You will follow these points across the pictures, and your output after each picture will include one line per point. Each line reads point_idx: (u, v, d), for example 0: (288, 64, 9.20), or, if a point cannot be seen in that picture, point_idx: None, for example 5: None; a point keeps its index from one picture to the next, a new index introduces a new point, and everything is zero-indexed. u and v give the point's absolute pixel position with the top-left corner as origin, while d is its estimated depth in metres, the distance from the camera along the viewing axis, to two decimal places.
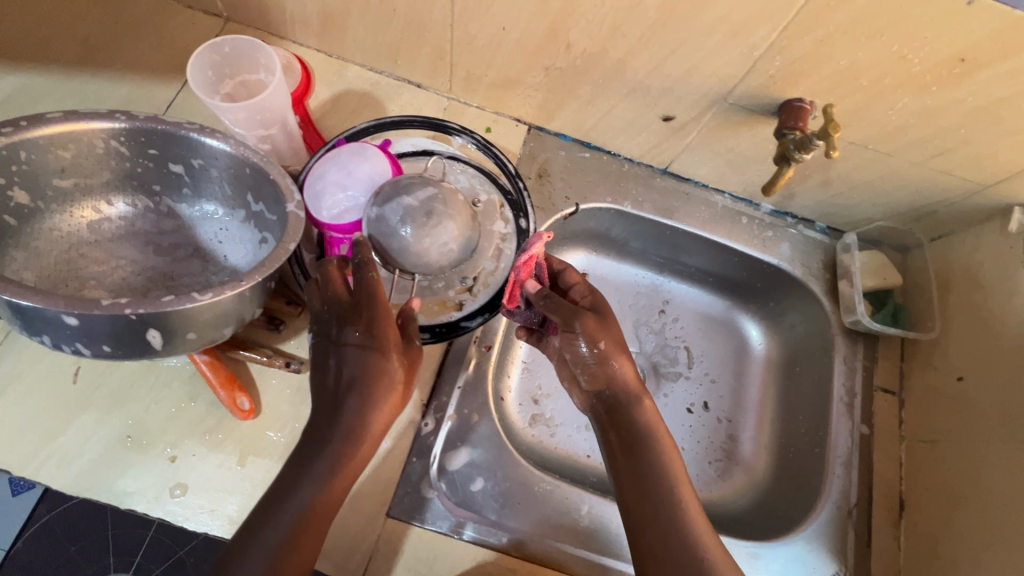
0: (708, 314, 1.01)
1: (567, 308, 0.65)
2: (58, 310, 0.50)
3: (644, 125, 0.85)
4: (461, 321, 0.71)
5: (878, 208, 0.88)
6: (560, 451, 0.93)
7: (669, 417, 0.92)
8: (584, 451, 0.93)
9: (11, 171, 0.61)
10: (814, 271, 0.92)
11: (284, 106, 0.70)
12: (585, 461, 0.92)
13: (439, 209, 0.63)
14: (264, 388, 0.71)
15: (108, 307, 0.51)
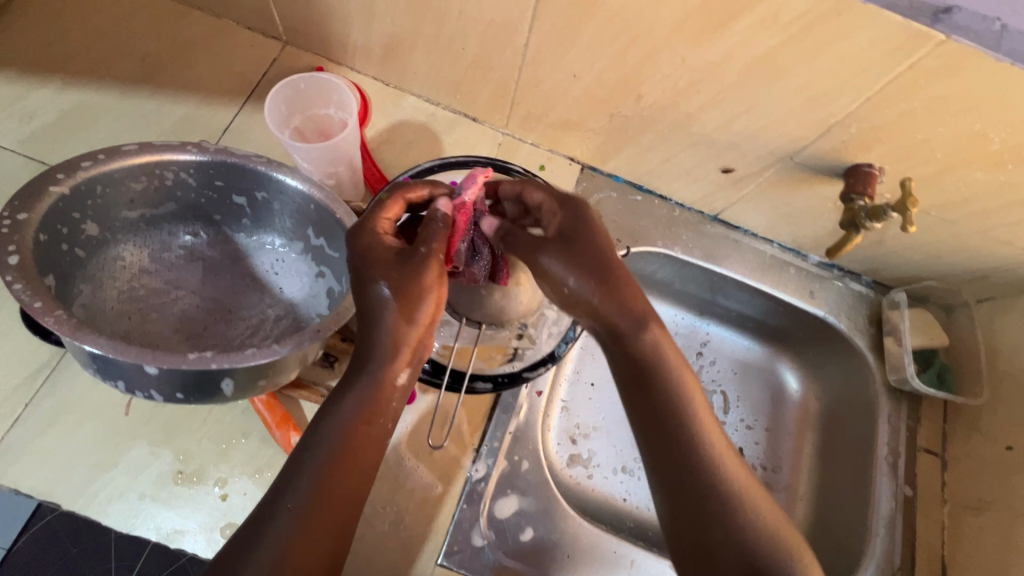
0: (744, 359, 1.01)
1: (526, 243, 0.61)
2: (139, 361, 0.49)
3: (702, 174, 0.85)
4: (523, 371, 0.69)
5: (929, 268, 0.88)
6: (597, 493, 0.93)
7: None
8: (620, 494, 0.94)
9: (85, 205, 0.60)
10: (860, 325, 0.92)
11: (354, 146, 0.71)
12: (621, 505, 0.92)
13: (511, 260, 0.66)
14: None
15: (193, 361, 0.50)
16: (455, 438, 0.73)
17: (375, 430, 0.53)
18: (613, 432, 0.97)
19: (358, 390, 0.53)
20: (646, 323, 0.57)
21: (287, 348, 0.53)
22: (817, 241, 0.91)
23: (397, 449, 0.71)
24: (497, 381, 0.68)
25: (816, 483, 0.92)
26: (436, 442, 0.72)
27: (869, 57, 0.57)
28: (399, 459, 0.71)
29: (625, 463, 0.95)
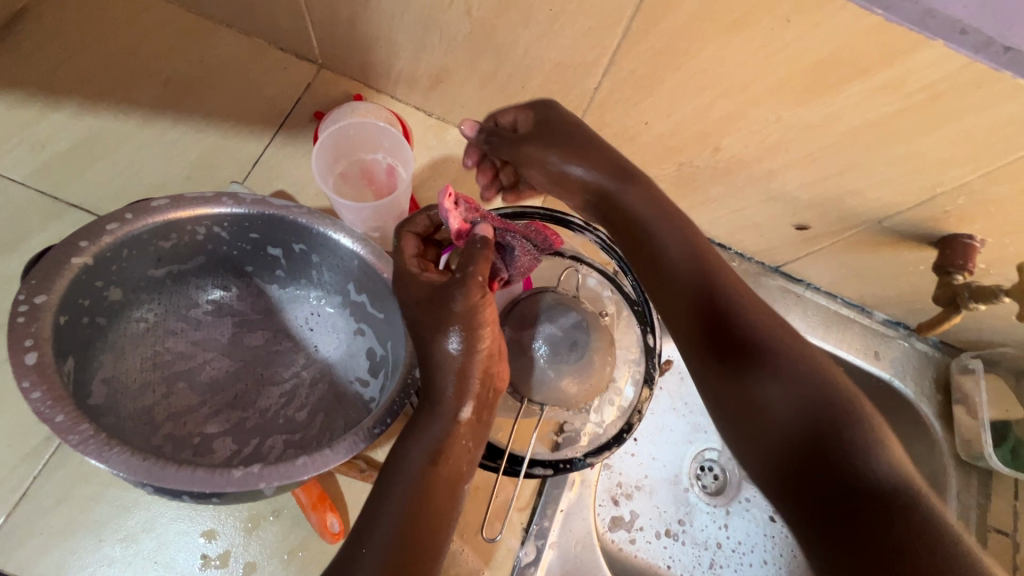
0: None
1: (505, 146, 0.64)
2: (181, 483, 0.43)
3: (773, 227, 0.78)
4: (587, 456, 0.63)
5: (1008, 335, 0.82)
6: (640, 559, 0.88)
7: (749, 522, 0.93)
8: (663, 559, 0.89)
9: (110, 272, 0.54)
10: (927, 391, 0.87)
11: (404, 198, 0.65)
12: (664, 573, 0.88)
13: (583, 339, 0.59)
14: (354, 504, 0.64)
15: (239, 479, 0.44)
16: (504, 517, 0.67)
17: (450, 472, 0.47)
18: (657, 491, 0.92)
19: (427, 430, 0.48)
20: (633, 179, 0.61)
21: (341, 455, 0.47)
22: (886, 300, 0.85)
23: None
24: (557, 466, 0.61)
25: None
26: (490, 537, 0.65)
27: (1000, 132, 0.51)
28: None
29: (668, 526, 0.90)
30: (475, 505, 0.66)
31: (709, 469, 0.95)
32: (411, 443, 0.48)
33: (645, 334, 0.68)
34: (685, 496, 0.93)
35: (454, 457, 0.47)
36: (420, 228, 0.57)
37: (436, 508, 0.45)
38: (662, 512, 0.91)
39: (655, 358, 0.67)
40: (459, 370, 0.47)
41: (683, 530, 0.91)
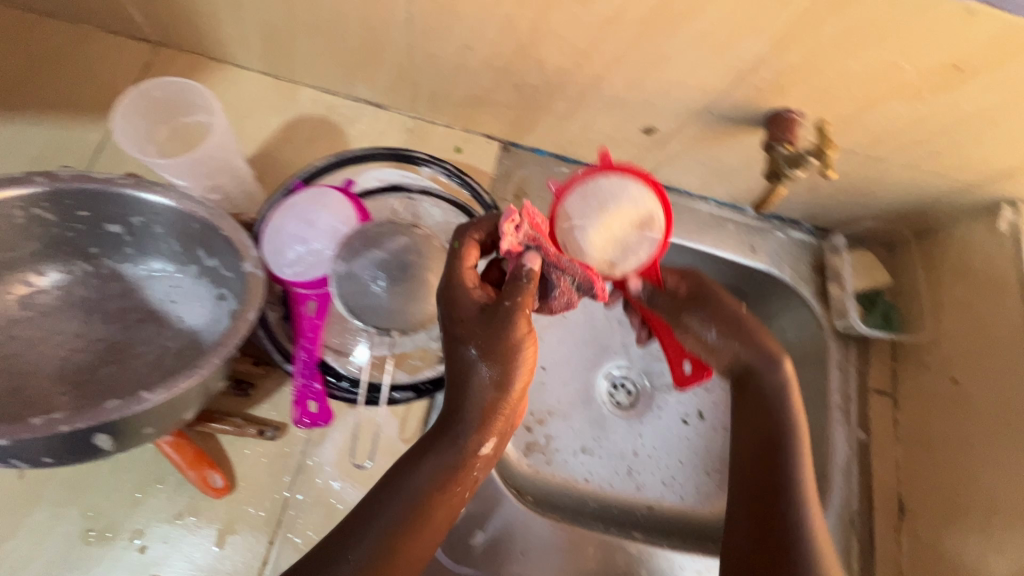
0: None
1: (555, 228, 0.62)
2: None
3: (624, 137, 0.80)
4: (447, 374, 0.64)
5: (865, 208, 0.85)
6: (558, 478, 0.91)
7: (664, 428, 0.97)
8: (582, 474, 0.92)
9: None
10: (803, 275, 0.91)
11: (230, 151, 0.65)
12: (583, 485, 0.91)
13: (413, 261, 0.58)
14: (237, 460, 0.67)
15: (43, 427, 0.48)
16: (391, 451, 0.70)
17: (454, 499, 0.51)
18: (572, 411, 0.96)
19: (450, 454, 0.51)
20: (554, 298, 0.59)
21: (158, 398, 0.51)
22: (753, 193, 0.87)
23: (328, 471, 0.68)
24: (418, 388, 0.63)
25: None
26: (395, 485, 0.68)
27: None
28: (330, 482, 0.68)
29: (585, 444, 0.94)
30: (360, 444, 0.70)
31: (621, 386, 0.99)
32: (433, 469, 0.51)
33: None
34: (598, 411, 0.97)
35: (461, 484, 0.52)
36: (481, 235, 0.57)
37: (428, 533, 0.51)
38: (577, 431, 0.95)
39: None
40: (487, 407, 0.51)
41: (598, 443, 0.95)
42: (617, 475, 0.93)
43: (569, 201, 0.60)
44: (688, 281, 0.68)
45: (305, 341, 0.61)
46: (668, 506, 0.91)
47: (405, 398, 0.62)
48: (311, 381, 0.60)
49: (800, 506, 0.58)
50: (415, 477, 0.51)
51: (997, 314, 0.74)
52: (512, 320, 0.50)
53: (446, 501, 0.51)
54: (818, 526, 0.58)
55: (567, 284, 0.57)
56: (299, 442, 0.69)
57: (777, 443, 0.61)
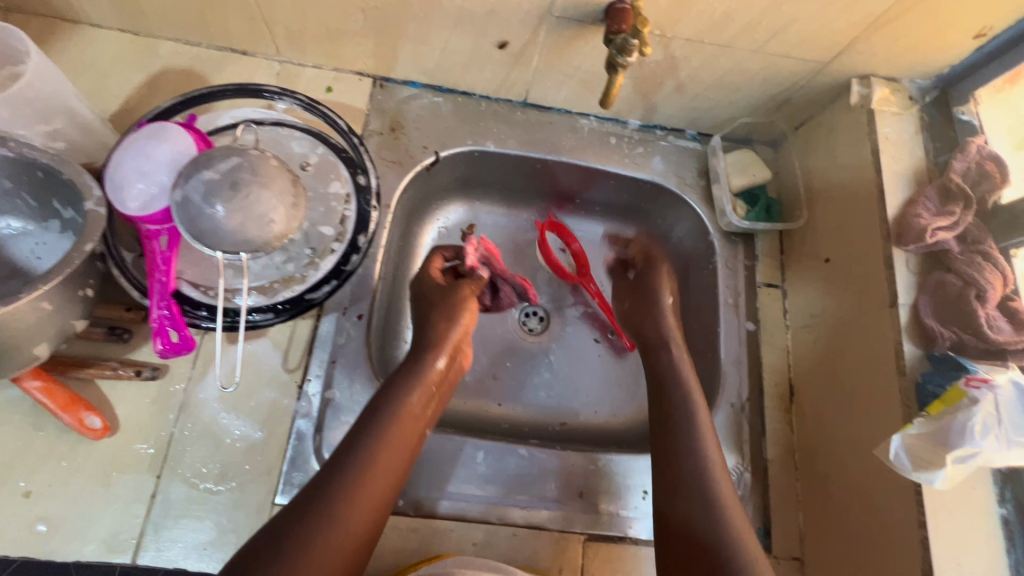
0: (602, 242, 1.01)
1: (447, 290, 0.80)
2: None
3: (485, 55, 0.81)
4: (305, 294, 0.65)
5: (737, 105, 0.86)
6: (469, 405, 0.91)
7: (576, 346, 0.97)
8: (493, 400, 0.93)
9: None
10: (689, 180, 0.91)
11: (64, 90, 0.66)
12: (495, 410, 0.92)
13: (246, 179, 0.59)
14: (119, 403, 0.68)
15: None
16: (275, 381, 0.71)
17: (412, 422, 0.65)
18: (481, 341, 0.95)
19: (408, 381, 0.68)
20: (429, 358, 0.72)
21: None
22: (628, 102, 0.88)
23: (213, 406, 0.70)
24: (276, 308, 0.64)
25: None
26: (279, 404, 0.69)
27: None
28: (216, 415, 0.69)
29: (496, 370, 0.94)
30: (243, 377, 0.71)
31: (533, 313, 0.98)
32: (396, 402, 0.65)
33: (355, 176, 0.70)
34: (509, 340, 0.96)
35: (426, 410, 0.67)
36: (445, 255, 0.86)
37: (400, 446, 0.63)
38: (488, 361, 0.94)
39: (367, 194, 0.69)
40: (446, 332, 0.74)
41: (509, 370, 0.94)
42: (529, 399, 0.93)
43: (437, 311, 0.76)
44: (641, 257, 0.90)
45: (160, 273, 0.62)
46: (583, 421, 0.92)
47: (264, 320, 0.64)
48: (170, 311, 0.61)
49: (699, 454, 0.65)
50: (393, 414, 0.64)
51: (858, 187, 0.76)
52: (461, 287, 0.80)
53: (412, 425, 0.65)
54: (721, 473, 0.64)
55: (508, 292, 0.93)
56: (182, 381, 0.70)
57: (672, 402, 0.70)
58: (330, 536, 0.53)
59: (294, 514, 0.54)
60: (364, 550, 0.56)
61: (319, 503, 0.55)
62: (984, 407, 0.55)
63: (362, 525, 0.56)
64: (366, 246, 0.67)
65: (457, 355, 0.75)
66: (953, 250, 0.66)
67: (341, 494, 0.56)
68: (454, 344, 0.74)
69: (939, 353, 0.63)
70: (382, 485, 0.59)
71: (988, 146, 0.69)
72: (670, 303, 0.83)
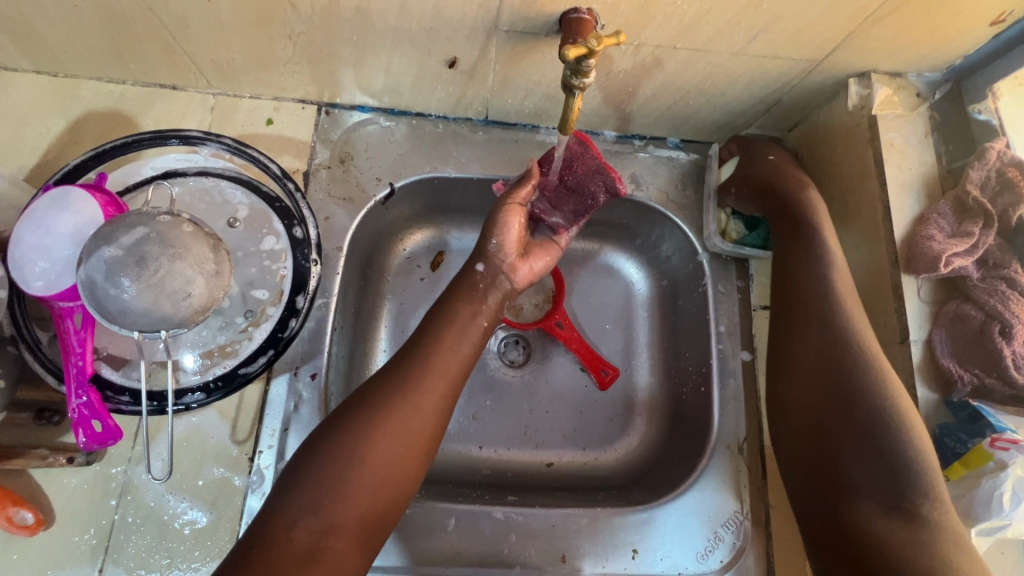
0: (588, 260, 0.90)
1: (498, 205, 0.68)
2: None
3: (434, 75, 0.72)
4: (238, 370, 0.60)
5: (725, 109, 0.76)
6: (449, 450, 0.81)
7: (562, 380, 0.86)
8: (475, 442, 0.82)
9: None
10: (673, 194, 0.82)
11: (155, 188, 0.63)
12: (478, 455, 0.81)
13: (154, 252, 0.52)
14: (54, 493, 0.62)
15: None
16: (222, 456, 0.65)
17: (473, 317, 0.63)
18: None
19: (462, 286, 0.65)
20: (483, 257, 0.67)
21: None
22: (600, 113, 0.78)
23: (156, 487, 0.64)
24: (207, 387, 0.59)
25: (667, 378, 0.85)
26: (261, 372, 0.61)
27: None
28: (161, 498, 0.63)
29: (477, 409, 0.83)
30: (189, 453, 0.65)
31: (514, 342, 0.87)
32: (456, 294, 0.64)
33: (289, 228, 0.64)
34: (487, 375, 0.85)
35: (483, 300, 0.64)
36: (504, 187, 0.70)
37: (447, 356, 0.58)
38: (465, 401, 0.83)
39: (305, 248, 0.63)
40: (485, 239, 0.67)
41: (491, 410, 0.83)
42: (514, 440, 0.82)
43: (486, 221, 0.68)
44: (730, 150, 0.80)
45: (75, 356, 0.56)
46: (572, 462, 0.82)
47: (193, 400, 0.59)
48: (90, 399, 0.55)
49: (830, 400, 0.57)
50: (437, 329, 0.60)
51: (860, 201, 0.67)
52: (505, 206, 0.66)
53: (459, 329, 0.61)
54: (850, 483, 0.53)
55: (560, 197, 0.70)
56: (121, 462, 0.64)
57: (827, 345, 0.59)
58: (372, 447, 0.51)
59: (314, 442, 0.52)
60: (419, 460, 0.53)
61: (344, 430, 0.52)
62: (1014, 473, 0.50)
63: (403, 452, 0.52)
64: (305, 308, 0.61)
65: (509, 258, 0.67)
66: (971, 276, 0.57)
67: (369, 422, 0.52)
68: (507, 247, 0.66)
69: (958, 399, 0.55)
70: (426, 406, 0.55)
71: (1010, 151, 0.60)
72: (773, 160, 0.75)
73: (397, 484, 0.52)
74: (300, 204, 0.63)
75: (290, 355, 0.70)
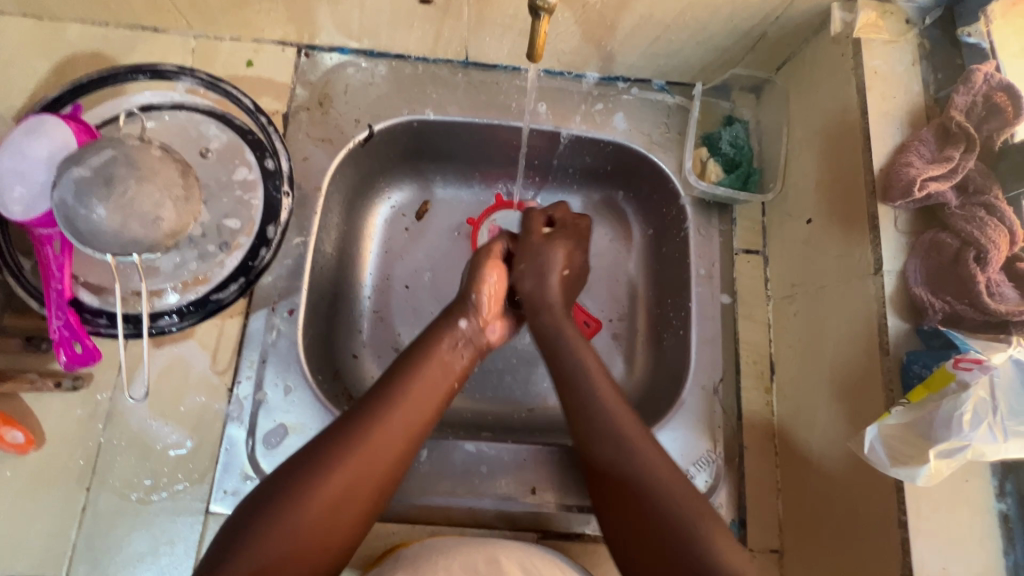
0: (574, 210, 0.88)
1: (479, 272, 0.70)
2: None
3: (409, 12, 0.71)
4: (210, 294, 0.63)
5: (708, 45, 0.74)
6: None
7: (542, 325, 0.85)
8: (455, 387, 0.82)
9: None
10: (656, 138, 0.81)
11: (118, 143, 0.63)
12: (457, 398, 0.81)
13: (121, 174, 0.53)
14: (44, 416, 0.65)
15: None
16: (204, 386, 0.68)
17: (444, 377, 0.62)
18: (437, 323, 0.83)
19: (439, 341, 0.64)
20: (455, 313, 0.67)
21: None
22: (580, 52, 0.77)
23: (140, 413, 0.66)
24: (182, 311, 0.62)
25: (648, 325, 0.82)
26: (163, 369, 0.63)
27: None
28: (144, 423, 0.66)
29: None
30: (171, 381, 0.67)
31: None
32: (425, 351, 0.63)
33: (262, 160, 0.66)
34: None
35: (454, 362, 0.64)
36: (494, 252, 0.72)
37: (388, 448, 0.55)
38: None
39: (277, 179, 0.66)
40: (459, 301, 0.69)
41: None
42: (494, 385, 0.82)
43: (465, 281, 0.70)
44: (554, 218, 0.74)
45: (54, 281, 0.58)
46: (550, 407, 0.82)
47: (167, 321, 0.62)
48: (69, 320, 0.58)
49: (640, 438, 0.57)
50: (414, 375, 0.60)
51: (840, 135, 0.65)
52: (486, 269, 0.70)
53: (406, 421, 0.57)
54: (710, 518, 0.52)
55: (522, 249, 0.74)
56: (107, 389, 0.66)
57: None
58: (321, 496, 0.51)
59: (233, 532, 0.49)
60: (376, 505, 0.55)
61: (298, 478, 0.51)
62: (975, 393, 0.48)
63: (357, 502, 0.52)
64: (276, 239, 0.64)
65: (485, 313, 0.68)
66: (950, 204, 0.56)
67: (321, 473, 0.51)
68: (486, 309, 0.68)
69: (929, 327, 0.54)
70: (387, 459, 0.55)
71: (999, 75, 0.57)
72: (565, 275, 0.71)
73: (346, 530, 0.52)
74: (271, 136, 0.65)
75: (268, 291, 0.71)
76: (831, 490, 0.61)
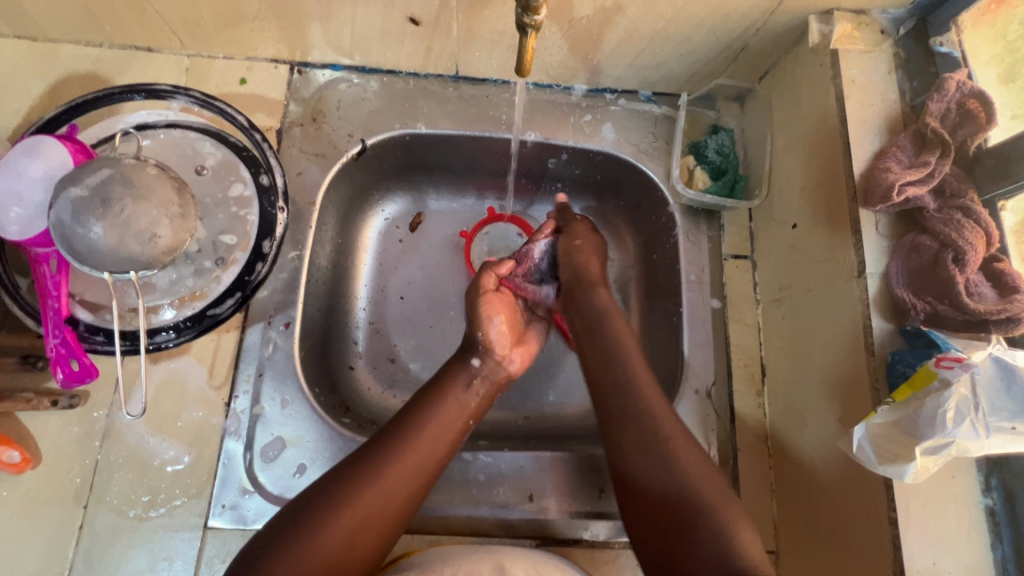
0: None
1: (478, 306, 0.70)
2: None
3: (399, 29, 0.73)
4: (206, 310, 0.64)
5: (692, 57, 0.76)
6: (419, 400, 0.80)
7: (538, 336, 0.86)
8: None
9: None
10: (645, 148, 0.82)
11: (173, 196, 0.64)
12: None
13: (117, 193, 0.54)
14: (40, 435, 0.65)
15: None
16: (201, 400, 0.68)
17: (456, 417, 0.62)
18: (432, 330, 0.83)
19: (451, 378, 0.65)
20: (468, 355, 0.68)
21: None
22: (567, 65, 0.78)
23: (138, 429, 0.66)
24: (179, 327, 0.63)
25: (641, 331, 0.84)
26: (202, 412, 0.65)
27: None
28: (142, 439, 0.66)
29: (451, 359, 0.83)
30: (169, 397, 0.67)
31: None
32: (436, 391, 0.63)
33: (257, 176, 0.68)
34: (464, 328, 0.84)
35: (468, 401, 0.64)
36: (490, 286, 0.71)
37: (400, 485, 0.55)
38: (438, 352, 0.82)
39: (271, 195, 0.67)
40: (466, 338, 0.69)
41: None
42: None
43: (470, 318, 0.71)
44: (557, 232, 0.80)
45: (51, 299, 0.58)
46: (545, 414, 0.82)
47: (165, 337, 0.63)
48: (66, 338, 0.58)
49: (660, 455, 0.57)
50: (427, 415, 0.61)
51: (820, 142, 0.67)
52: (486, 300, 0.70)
53: (422, 458, 0.58)
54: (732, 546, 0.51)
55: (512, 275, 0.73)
56: (104, 407, 0.67)
57: None
58: (334, 525, 0.51)
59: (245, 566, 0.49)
60: (389, 538, 0.55)
61: (313, 514, 0.52)
62: (957, 390, 0.50)
63: (371, 537, 0.53)
64: (272, 253, 0.66)
65: (499, 349, 0.68)
66: (928, 207, 0.58)
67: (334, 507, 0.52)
68: (497, 341, 0.68)
69: (912, 328, 0.56)
70: (401, 497, 0.55)
71: (971, 82, 0.59)
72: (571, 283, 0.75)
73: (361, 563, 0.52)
74: (266, 151, 0.67)
75: (264, 305, 0.72)
76: (824, 489, 0.62)
